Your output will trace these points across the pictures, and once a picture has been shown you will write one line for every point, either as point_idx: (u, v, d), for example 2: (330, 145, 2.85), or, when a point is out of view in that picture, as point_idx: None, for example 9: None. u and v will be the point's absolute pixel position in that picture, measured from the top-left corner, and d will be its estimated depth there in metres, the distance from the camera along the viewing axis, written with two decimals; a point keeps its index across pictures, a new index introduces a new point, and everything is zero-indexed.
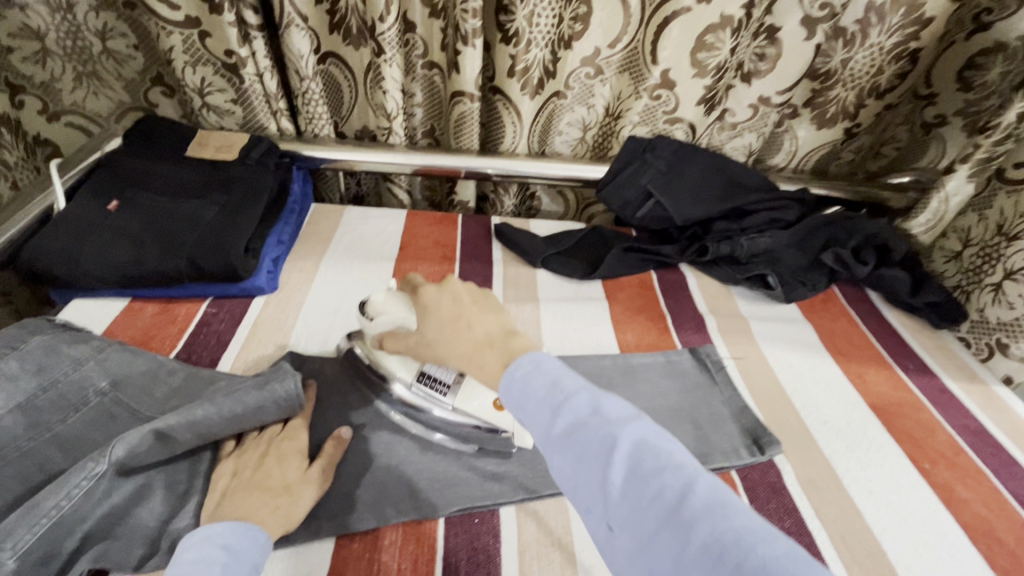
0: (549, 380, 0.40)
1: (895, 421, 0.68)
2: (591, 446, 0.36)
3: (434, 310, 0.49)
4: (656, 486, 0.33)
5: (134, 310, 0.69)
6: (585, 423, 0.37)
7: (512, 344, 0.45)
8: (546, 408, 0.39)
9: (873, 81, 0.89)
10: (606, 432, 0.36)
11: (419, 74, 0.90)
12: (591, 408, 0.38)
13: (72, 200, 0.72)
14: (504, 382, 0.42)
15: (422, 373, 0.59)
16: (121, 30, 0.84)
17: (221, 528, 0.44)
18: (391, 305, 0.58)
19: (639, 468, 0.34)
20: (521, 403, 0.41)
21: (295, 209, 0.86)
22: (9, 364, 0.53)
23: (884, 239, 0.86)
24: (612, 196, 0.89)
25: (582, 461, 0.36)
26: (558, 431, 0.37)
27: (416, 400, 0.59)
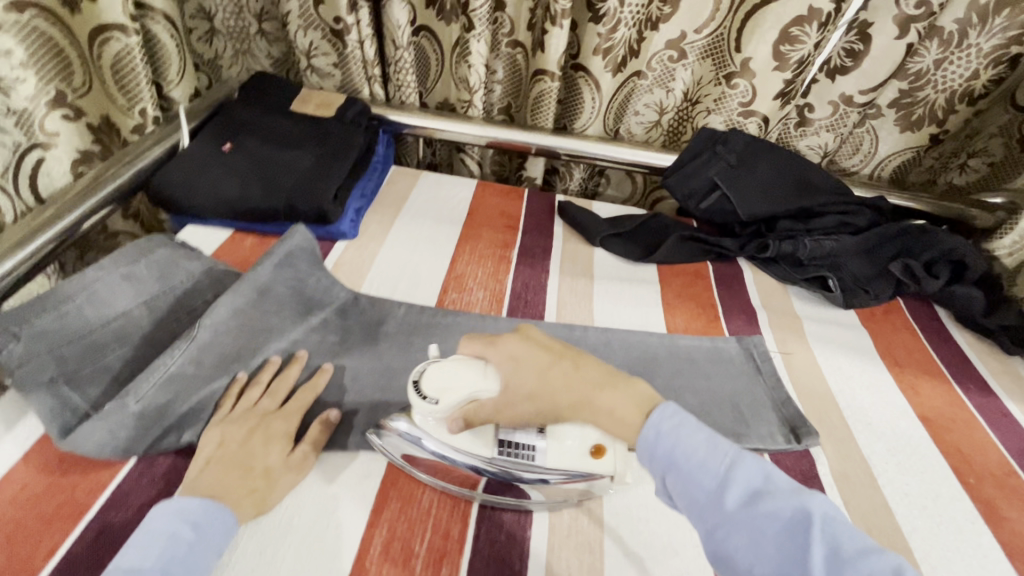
0: (705, 442, 0.44)
1: (943, 434, 0.67)
2: (780, 516, 0.40)
3: (524, 364, 0.49)
4: (862, 566, 0.37)
5: (237, 240, 0.79)
6: (765, 494, 0.42)
7: (636, 391, 0.49)
8: (715, 478, 0.43)
9: (968, 84, 0.86)
10: (793, 502, 0.41)
11: (503, 52, 0.95)
12: (762, 478, 0.43)
13: (195, 139, 0.83)
14: (644, 438, 0.46)
15: (503, 440, 0.50)
16: (273, 14, 0.95)
17: (194, 503, 0.44)
18: (444, 376, 0.47)
19: (835, 545, 0.39)
20: (672, 464, 0.44)
21: (378, 167, 0.94)
22: (139, 268, 0.62)
23: (960, 255, 0.84)
24: (679, 183, 0.90)
25: (766, 531, 0.40)
26: (735, 502, 0.42)
27: (506, 478, 0.50)
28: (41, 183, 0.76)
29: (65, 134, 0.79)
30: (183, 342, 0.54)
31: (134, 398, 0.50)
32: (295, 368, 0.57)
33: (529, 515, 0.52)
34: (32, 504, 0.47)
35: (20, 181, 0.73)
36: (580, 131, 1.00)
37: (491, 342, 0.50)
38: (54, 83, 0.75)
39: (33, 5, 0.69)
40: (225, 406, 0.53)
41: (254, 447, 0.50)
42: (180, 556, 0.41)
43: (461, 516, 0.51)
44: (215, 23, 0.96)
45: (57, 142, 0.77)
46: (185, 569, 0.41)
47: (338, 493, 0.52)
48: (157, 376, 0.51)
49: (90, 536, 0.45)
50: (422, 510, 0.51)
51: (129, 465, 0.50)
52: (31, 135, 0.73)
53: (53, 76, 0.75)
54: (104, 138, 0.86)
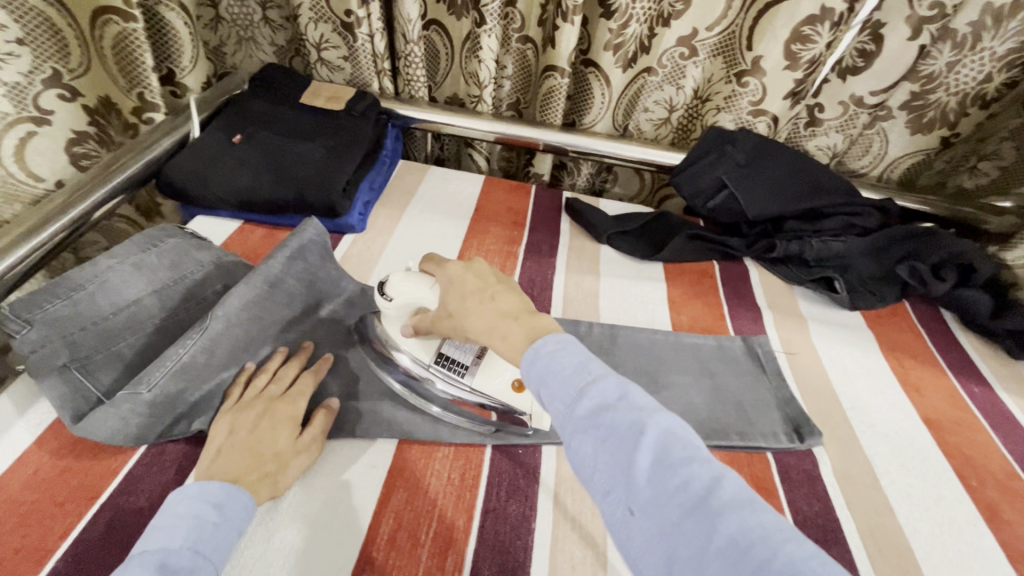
0: (577, 362, 0.41)
1: (947, 436, 0.67)
2: (617, 429, 0.37)
3: (457, 285, 0.51)
4: (683, 476, 0.34)
5: (247, 230, 0.79)
6: (615, 407, 0.38)
7: (537, 321, 0.46)
8: (570, 389, 0.40)
9: (979, 88, 0.86)
10: (635, 417, 0.37)
11: (514, 47, 0.95)
12: (617, 393, 0.39)
13: (207, 130, 0.83)
14: (528, 358, 0.43)
15: (440, 354, 0.59)
16: (278, 3, 0.94)
17: (215, 486, 0.44)
18: (407, 284, 0.56)
19: (665, 456, 0.35)
20: (543, 380, 0.41)
21: (386, 160, 0.94)
22: (151, 257, 0.63)
23: (969, 258, 0.84)
24: (686, 182, 0.91)
25: (607, 443, 0.37)
26: (585, 412, 0.39)
27: (434, 382, 0.58)
28: (31, 158, 0.75)
29: (62, 113, 0.77)
30: (196, 333, 0.53)
31: (146, 386, 0.49)
32: (304, 357, 0.58)
33: (534, 507, 0.53)
34: (45, 488, 0.47)
35: (6, 159, 0.72)
36: (589, 127, 1.00)
37: (442, 267, 0.54)
38: (50, 61, 0.73)
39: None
40: (235, 395, 0.54)
41: (264, 433, 0.50)
42: (207, 536, 0.41)
43: (467, 507, 0.52)
44: (220, 11, 0.95)
45: (52, 120, 0.76)
46: (213, 547, 0.41)
47: (345, 483, 0.52)
48: (169, 366, 0.51)
49: (102, 522, 0.46)
50: (429, 500, 0.52)
51: (140, 452, 0.51)
52: (23, 108, 0.72)
53: (48, 55, 0.72)
54: (100, 121, 0.84)
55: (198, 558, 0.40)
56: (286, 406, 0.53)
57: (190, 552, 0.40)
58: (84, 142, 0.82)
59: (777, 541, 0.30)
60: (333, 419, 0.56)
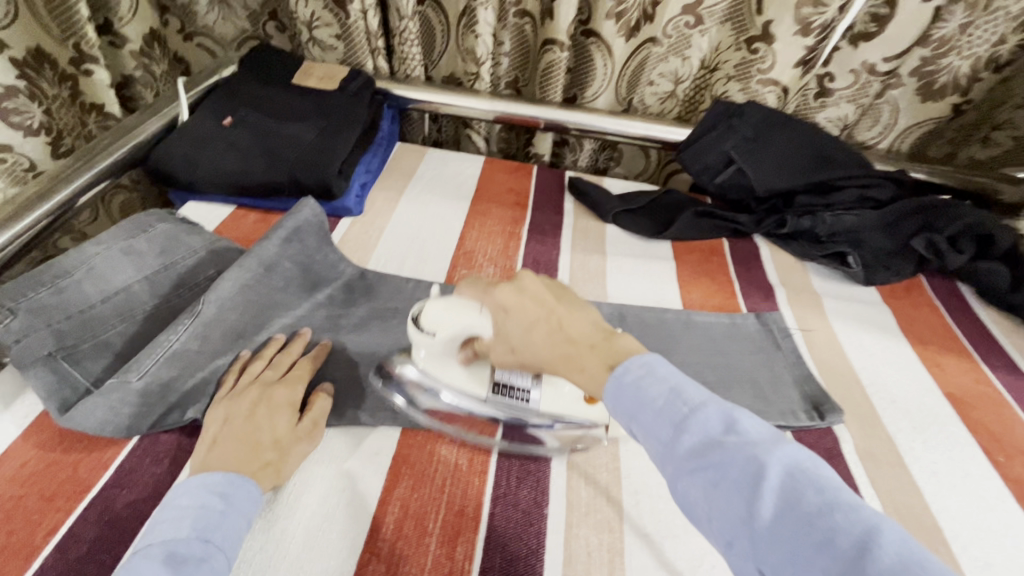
0: (667, 390, 0.39)
1: (971, 411, 0.65)
2: (728, 469, 0.34)
3: (516, 311, 0.47)
4: (824, 528, 0.30)
5: (240, 216, 0.76)
6: (720, 443, 0.36)
7: (615, 346, 0.44)
8: (669, 423, 0.38)
9: (993, 51, 0.84)
10: (750, 455, 0.34)
11: (511, 22, 0.91)
12: (723, 426, 0.37)
13: (195, 113, 0.80)
14: (609, 388, 0.41)
15: (497, 382, 0.54)
16: None
17: (220, 476, 0.42)
18: (448, 315, 0.51)
19: (798, 503, 0.32)
20: (632, 413, 0.40)
21: (382, 142, 0.91)
22: (140, 242, 0.60)
23: (988, 229, 0.81)
24: (693, 158, 0.88)
25: (717, 485, 0.34)
26: (686, 449, 0.36)
27: (498, 416, 0.53)
28: None
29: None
30: (188, 319, 0.52)
31: (137, 374, 0.48)
32: (300, 342, 0.55)
33: (546, 492, 0.51)
34: (33, 482, 0.45)
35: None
36: (591, 103, 0.97)
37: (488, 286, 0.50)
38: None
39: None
40: (229, 382, 0.51)
41: (261, 419, 0.47)
42: (215, 524, 0.39)
43: (476, 493, 0.50)
44: None
45: None
46: (223, 535, 0.39)
47: (346, 470, 0.50)
48: (160, 353, 0.50)
49: (92, 516, 0.43)
50: (436, 487, 0.50)
51: (132, 443, 0.48)
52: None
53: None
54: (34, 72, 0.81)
55: (207, 547, 0.38)
56: (283, 390, 0.50)
57: (199, 542, 0.38)
58: (14, 97, 0.80)
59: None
60: (331, 403, 0.53)
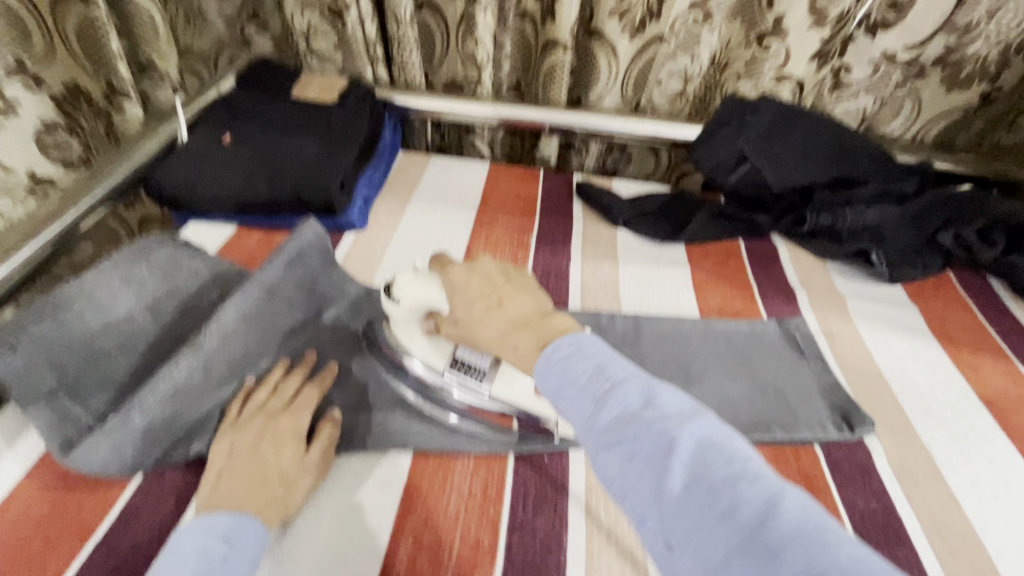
0: (592, 366, 0.37)
1: (1010, 415, 0.62)
2: (642, 443, 0.33)
3: (461, 287, 0.48)
4: (728, 499, 0.29)
5: (242, 235, 0.75)
6: (636, 416, 0.34)
7: (547, 326, 0.42)
8: (590, 399, 0.36)
9: (1022, 35, 0.80)
10: (662, 429, 0.33)
11: (511, 25, 0.89)
12: (642, 399, 0.35)
13: (194, 132, 0.78)
14: (540, 366, 0.40)
15: (455, 359, 0.54)
16: None
17: (223, 518, 0.40)
18: (416, 285, 0.51)
19: (705, 477, 0.31)
20: (558, 391, 0.38)
21: (385, 153, 0.89)
22: (141, 269, 0.59)
23: (1021, 219, 0.76)
24: (708, 156, 0.85)
25: (632, 460, 0.33)
26: (604, 424, 0.35)
27: (450, 389, 0.54)
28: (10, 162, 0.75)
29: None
30: (188, 351, 0.49)
31: (138, 413, 0.46)
32: (305, 368, 0.54)
33: (564, 518, 0.49)
34: (37, 525, 0.44)
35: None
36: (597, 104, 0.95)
37: (448, 263, 0.50)
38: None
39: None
40: (234, 412, 0.49)
41: (266, 451, 0.46)
42: (219, 572, 0.37)
43: (491, 522, 0.48)
44: None
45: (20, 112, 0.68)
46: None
47: (357, 501, 0.49)
48: (162, 390, 0.47)
49: (98, 560, 0.42)
50: (449, 517, 0.48)
51: (138, 481, 0.47)
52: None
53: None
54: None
55: None
56: (290, 420, 0.49)
57: None
58: (54, 132, 0.73)
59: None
60: (340, 430, 0.52)
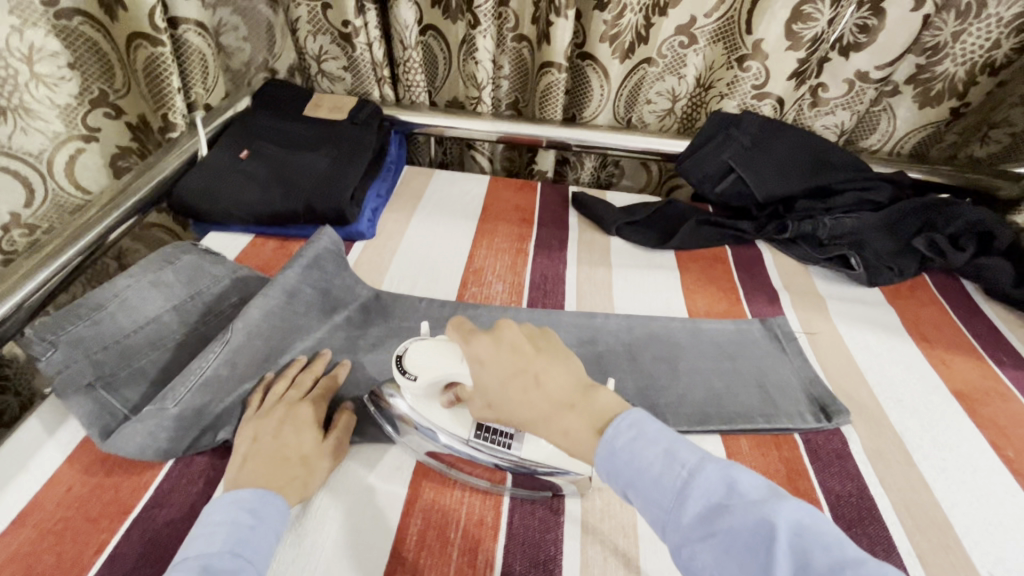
0: (663, 452, 0.40)
1: (978, 406, 0.66)
2: (738, 534, 0.35)
3: (490, 361, 0.46)
4: None
5: (258, 244, 0.80)
6: (725, 507, 0.37)
7: (595, 405, 0.44)
8: (673, 490, 0.39)
9: (988, 56, 0.85)
10: (756, 516, 0.35)
11: (509, 47, 0.95)
12: (724, 487, 0.38)
13: (214, 148, 0.84)
14: (602, 455, 0.42)
15: (480, 425, 0.51)
16: (233, 25, 0.91)
17: (249, 493, 0.44)
18: (431, 356, 0.50)
19: (810, 563, 0.33)
20: (632, 481, 0.40)
21: (391, 167, 0.95)
22: (168, 273, 0.63)
23: (987, 226, 0.82)
24: (693, 167, 0.90)
25: (730, 551, 0.35)
26: (693, 516, 0.38)
27: (481, 458, 0.50)
28: (80, 173, 0.85)
29: (106, 131, 0.87)
30: (218, 346, 0.54)
31: (173, 402, 0.50)
32: (321, 363, 0.58)
33: (561, 500, 0.53)
34: (78, 505, 0.48)
35: (58, 172, 0.82)
36: (591, 120, 1.01)
37: (465, 333, 0.48)
38: (96, 83, 0.83)
39: (78, 12, 0.76)
40: (255, 402, 0.54)
41: (288, 436, 0.50)
42: (246, 538, 0.41)
43: (493, 503, 0.52)
44: None
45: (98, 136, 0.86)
46: (254, 548, 0.41)
47: (370, 484, 0.53)
48: (194, 380, 0.52)
49: (135, 535, 0.46)
50: (455, 498, 0.52)
51: (168, 466, 0.51)
52: (71, 128, 0.81)
53: (94, 78, 0.82)
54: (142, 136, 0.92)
55: (238, 560, 0.40)
56: (308, 409, 0.53)
57: (230, 555, 0.40)
58: (128, 156, 0.92)
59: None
60: (354, 420, 0.56)
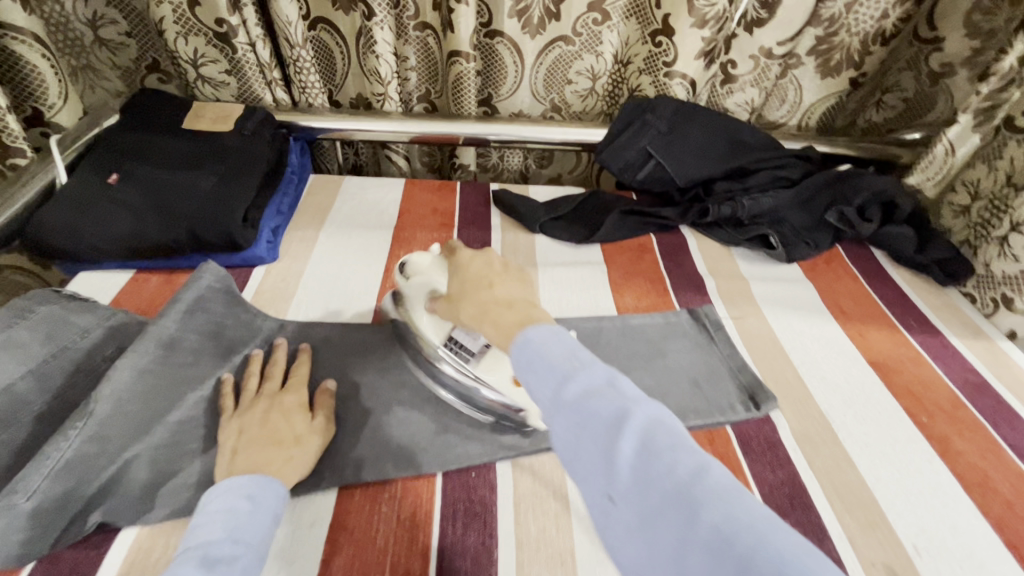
0: (565, 348, 0.38)
1: (895, 376, 0.68)
2: (600, 415, 0.34)
3: (464, 270, 0.49)
4: (668, 463, 0.32)
5: (140, 280, 0.71)
6: (600, 393, 0.36)
7: (530, 310, 0.43)
8: (555, 374, 0.37)
9: (879, 26, 0.87)
10: (620, 404, 0.34)
11: (412, 37, 0.89)
12: (605, 380, 0.36)
13: (75, 174, 0.73)
14: (517, 344, 0.40)
15: (450, 338, 0.58)
16: (111, 18, 0.83)
17: (243, 480, 0.45)
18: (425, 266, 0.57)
19: (653, 444, 0.33)
20: (529, 367, 0.39)
21: (294, 177, 0.87)
22: (20, 332, 0.54)
23: (890, 194, 0.84)
24: (612, 158, 0.88)
25: (587, 429, 0.34)
26: (569, 396, 0.36)
27: (445, 364, 0.59)
28: None
29: None
30: (79, 420, 0.46)
31: (24, 495, 0.42)
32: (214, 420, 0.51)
33: (494, 534, 0.49)
34: None
35: None
36: (506, 95, 0.97)
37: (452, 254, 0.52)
38: None
39: None
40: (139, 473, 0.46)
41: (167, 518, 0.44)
42: (242, 525, 0.41)
43: (421, 550, 0.48)
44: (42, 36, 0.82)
45: None
46: (251, 531, 0.41)
47: (281, 549, 0.48)
48: (50, 467, 0.43)
49: None
50: (377, 551, 0.48)
51: (30, 567, 0.44)
52: None
53: None
54: None
55: (237, 546, 0.40)
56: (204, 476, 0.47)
57: (230, 542, 0.40)
58: None
59: (759, 531, 0.28)
60: None
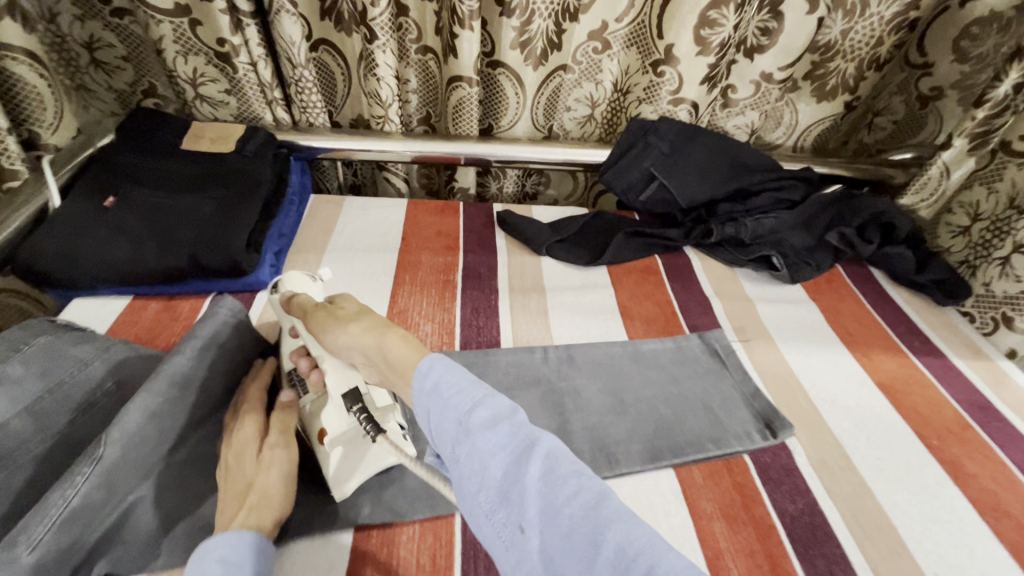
0: (468, 380, 0.41)
1: (902, 397, 0.69)
2: (506, 443, 0.37)
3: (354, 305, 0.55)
4: (572, 486, 0.34)
5: (138, 308, 0.68)
6: (504, 421, 0.38)
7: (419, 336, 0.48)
8: (462, 406, 0.39)
9: (874, 52, 0.90)
10: (523, 433, 0.37)
11: (414, 60, 0.89)
12: (508, 410, 0.39)
13: (69, 197, 0.70)
14: (418, 372, 0.42)
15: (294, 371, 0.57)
16: (108, 41, 0.81)
17: (216, 541, 0.41)
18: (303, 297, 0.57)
19: (555, 470, 0.35)
20: (432, 397, 0.41)
21: (295, 200, 0.85)
22: (14, 367, 0.51)
23: (889, 217, 0.86)
24: (617, 178, 0.88)
25: (495, 457, 0.36)
26: (476, 424, 0.38)
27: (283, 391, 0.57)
28: None
29: None
30: (85, 466, 0.43)
31: (26, 547, 0.39)
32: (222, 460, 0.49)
33: None
34: None
35: None
36: (509, 129, 0.98)
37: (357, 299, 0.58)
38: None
39: None
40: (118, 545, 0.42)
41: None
42: None
43: None
44: None
45: None
46: None
47: None
48: (53, 516, 0.41)
49: None
50: None
51: None
52: None
53: None
54: None
55: None
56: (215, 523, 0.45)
57: None
58: None
59: (659, 548, 0.31)
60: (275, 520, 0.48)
